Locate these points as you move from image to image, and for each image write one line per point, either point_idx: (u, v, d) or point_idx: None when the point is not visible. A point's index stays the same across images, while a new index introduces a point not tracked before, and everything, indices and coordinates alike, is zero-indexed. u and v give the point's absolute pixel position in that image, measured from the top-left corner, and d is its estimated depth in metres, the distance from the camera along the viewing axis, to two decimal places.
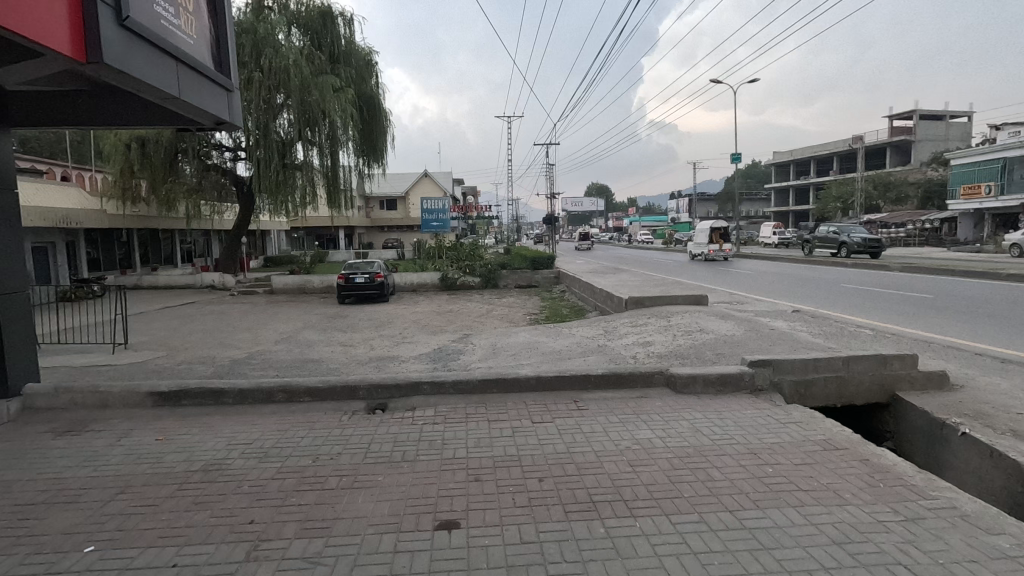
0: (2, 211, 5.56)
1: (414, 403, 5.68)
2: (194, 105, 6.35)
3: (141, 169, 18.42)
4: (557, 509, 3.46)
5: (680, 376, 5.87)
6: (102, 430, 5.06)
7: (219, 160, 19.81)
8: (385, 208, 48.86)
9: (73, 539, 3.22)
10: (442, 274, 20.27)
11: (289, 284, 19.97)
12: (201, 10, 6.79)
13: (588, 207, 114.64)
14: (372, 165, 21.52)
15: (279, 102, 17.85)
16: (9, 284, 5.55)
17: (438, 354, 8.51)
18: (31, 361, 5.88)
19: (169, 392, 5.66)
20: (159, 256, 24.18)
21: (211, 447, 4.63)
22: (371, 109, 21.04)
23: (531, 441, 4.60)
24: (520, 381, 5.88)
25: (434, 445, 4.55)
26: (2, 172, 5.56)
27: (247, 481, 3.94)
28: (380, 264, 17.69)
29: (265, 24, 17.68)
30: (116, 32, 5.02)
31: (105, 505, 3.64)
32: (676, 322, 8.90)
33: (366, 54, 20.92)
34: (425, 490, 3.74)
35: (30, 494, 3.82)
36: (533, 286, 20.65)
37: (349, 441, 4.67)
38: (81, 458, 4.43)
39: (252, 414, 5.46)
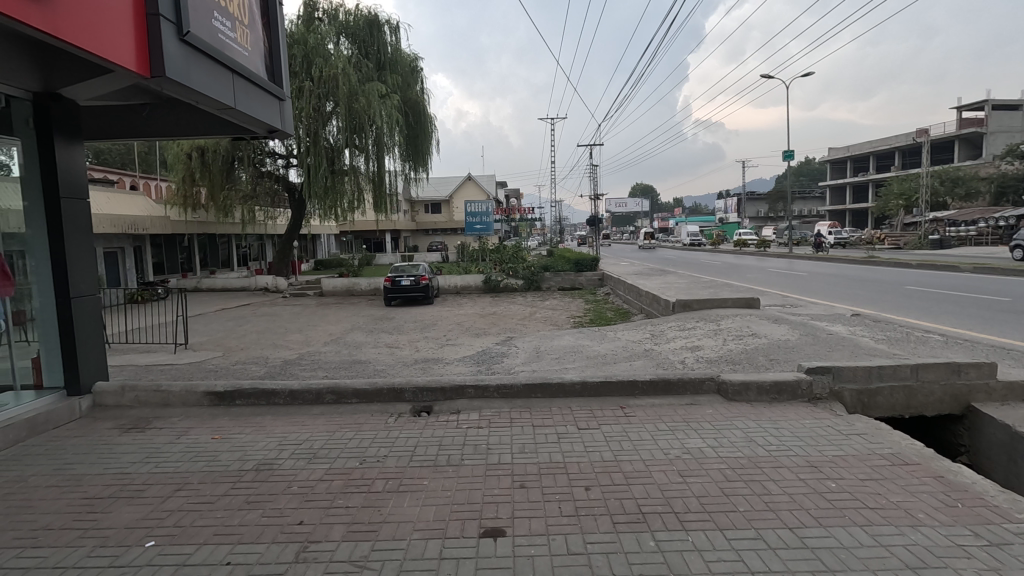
0: (77, 219, 5.92)
1: (458, 406, 5.69)
2: (248, 113, 6.57)
3: (201, 177, 19.34)
4: (604, 519, 3.37)
5: (733, 383, 5.63)
6: (163, 428, 5.29)
7: (273, 167, 20.60)
8: (430, 211, 49.75)
9: (135, 533, 3.36)
10: (485, 276, 20.30)
11: (337, 287, 20.52)
12: (256, 23, 7.04)
13: (632, 207, 113.26)
14: (418, 170, 21.83)
15: (328, 110, 18.44)
16: (80, 288, 5.90)
17: (481, 357, 8.52)
18: (102, 361, 6.22)
19: (224, 392, 5.88)
20: (218, 260, 25.36)
21: (263, 446, 4.75)
22: (416, 114, 21.35)
23: (577, 448, 4.50)
24: (565, 386, 5.80)
25: (479, 450, 4.52)
26: (75, 182, 5.90)
27: (296, 482, 4.02)
28: (425, 266, 17.91)
29: (315, 34, 18.32)
30: (177, 47, 5.25)
31: (165, 501, 3.79)
32: (726, 326, 8.59)
33: (411, 60, 21.31)
34: (470, 496, 3.71)
35: (98, 488, 4.01)
36: (577, 288, 20.49)
37: (395, 444, 4.71)
38: (143, 455, 4.64)
39: (302, 415, 5.59)
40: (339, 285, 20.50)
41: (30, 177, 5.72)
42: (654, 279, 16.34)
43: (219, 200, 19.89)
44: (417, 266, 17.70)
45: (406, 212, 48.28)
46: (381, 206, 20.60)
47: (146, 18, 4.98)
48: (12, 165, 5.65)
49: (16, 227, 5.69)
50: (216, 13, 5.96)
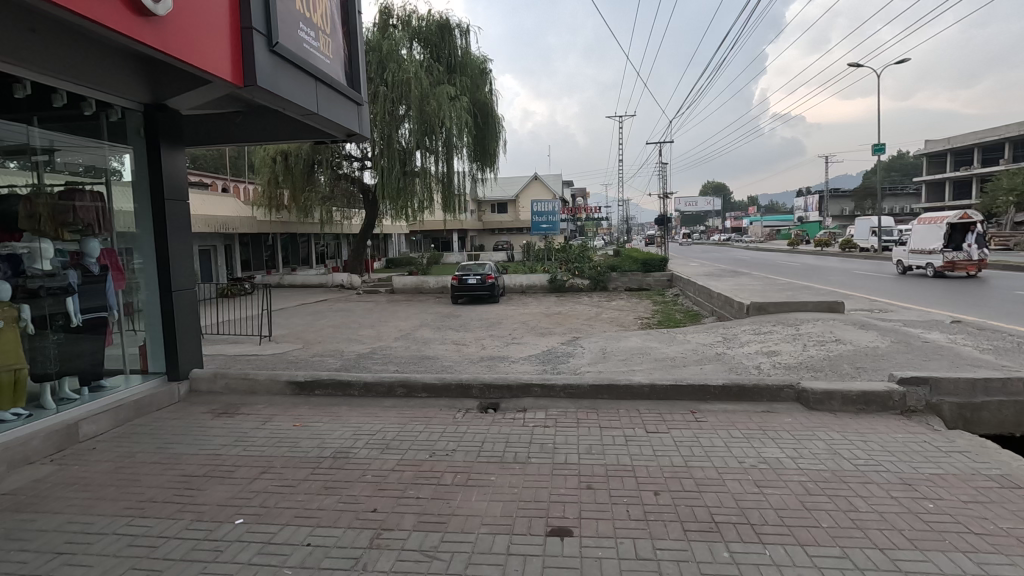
0: (178, 219, 6.43)
1: (525, 404, 5.72)
2: (329, 118, 6.91)
3: (284, 179, 20.54)
4: (675, 526, 3.27)
5: (814, 392, 5.31)
6: (250, 414, 5.67)
7: (349, 170, 21.49)
8: (497, 211, 50.27)
9: (226, 511, 3.61)
10: (551, 276, 20.24)
11: (407, 285, 21.14)
12: (337, 32, 7.39)
13: (703, 207, 109.33)
14: (485, 170, 22.08)
15: (401, 114, 19.04)
16: (180, 282, 6.43)
17: (547, 356, 8.51)
18: (196, 350, 6.72)
19: (305, 382, 6.22)
20: (298, 257, 26.87)
21: (339, 435, 4.99)
22: (484, 115, 21.62)
23: (646, 452, 4.41)
24: (633, 389, 5.71)
25: (545, 449, 4.53)
26: (176, 185, 6.41)
27: (370, 471, 4.18)
28: (491, 265, 18.12)
29: (389, 41, 18.96)
30: (267, 57, 5.61)
31: (252, 482, 4.05)
32: (807, 332, 8.10)
33: (481, 62, 21.61)
34: (537, 494, 3.72)
35: (194, 467, 4.36)
36: (644, 289, 20.02)
37: (463, 439, 4.80)
38: (233, 438, 5.00)
39: (375, 407, 5.83)
40: (409, 283, 21.13)
41: (139, 182, 6.21)
42: (728, 280, 15.70)
43: (301, 202, 21.03)
44: (484, 266, 17.93)
45: (472, 212, 49.27)
46: (450, 206, 21.04)
47: (240, 31, 5.34)
48: (123, 170, 6.16)
49: (126, 227, 6.23)
50: (302, 24, 6.32)
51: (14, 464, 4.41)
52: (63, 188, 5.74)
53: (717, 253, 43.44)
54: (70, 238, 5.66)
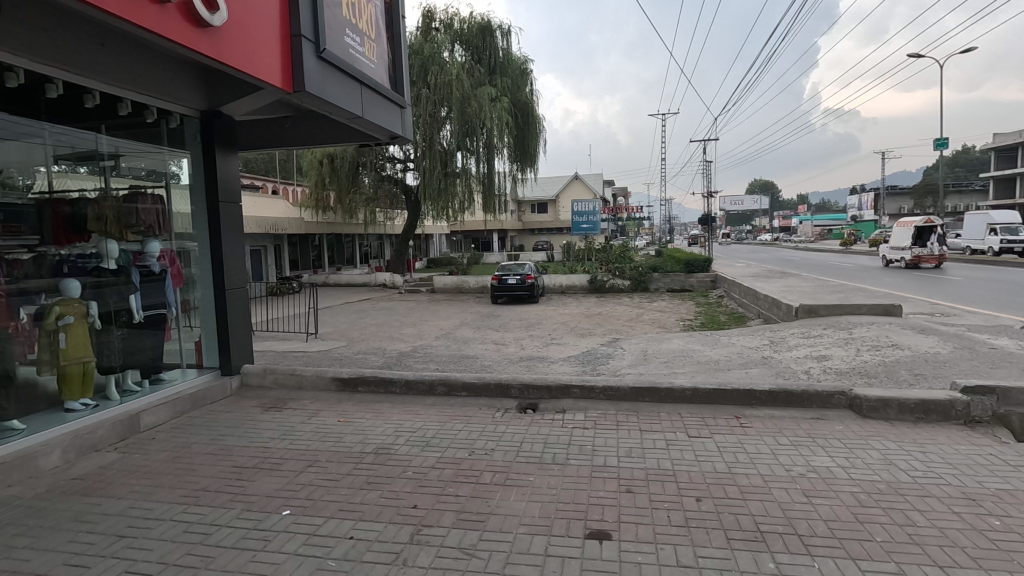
0: (231, 220, 6.70)
1: (564, 405, 5.70)
2: (374, 121, 7.07)
3: (331, 181, 21.15)
4: (718, 534, 3.19)
5: (867, 399, 5.08)
6: (297, 409, 5.87)
7: (392, 171, 21.92)
8: (537, 211, 50.23)
9: (274, 502, 3.75)
10: (591, 276, 20.07)
11: (447, 284, 21.40)
12: (381, 37, 7.56)
13: (749, 205, 106.17)
14: (526, 170, 22.09)
15: (443, 115, 19.30)
16: (232, 281, 6.70)
17: (587, 357, 8.45)
18: (248, 346, 6.99)
19: (349, 378, 6.39)
20: (343, 257, 27.62)
21: (381, 431, 5.10)
22: (525, 115, 21.64)
23: (688, 456, 4.32)
24: (675, 392, 5.60)
25: (584, 450, 4.50)
26: (229, 188, 6.67)
27: (411, 467, 4.25)
28: (531, 265, 18.13)
29: (432, 44, 19.24)
30: (315, 63, 5.78)
31: (298, 475, 4.19)
32: (860, 336, 7.75)
33: (522, 62, 21.64)
34: (575, 496, 3.70)
35: (245, 458, 4.55)
36: (687, 290, 19.61)
37: (502, 438, 4.83)
38: (281, 432, 5.18)
39: (415, 404, 5.93)
40: (450, 282, 21.36)
41: (195, 185, 6.54)
42: (775, 282, 15.18)
43: (346, 203, 21.59)
44: (523, 266, 17.95)
45: (513, 212, 49.46)
46: (490, 207, 21.17)
47: (289, 39, 5.53)
48: (181, 174, 6.50)
49: (184, 229, 6.55)
50: (348, 30, 6.49)
51: (82, 451, 4.70)
52: (127, 192, 6.10)
53: (764, 254, 42.05)
54: (133, 239, 6.01)
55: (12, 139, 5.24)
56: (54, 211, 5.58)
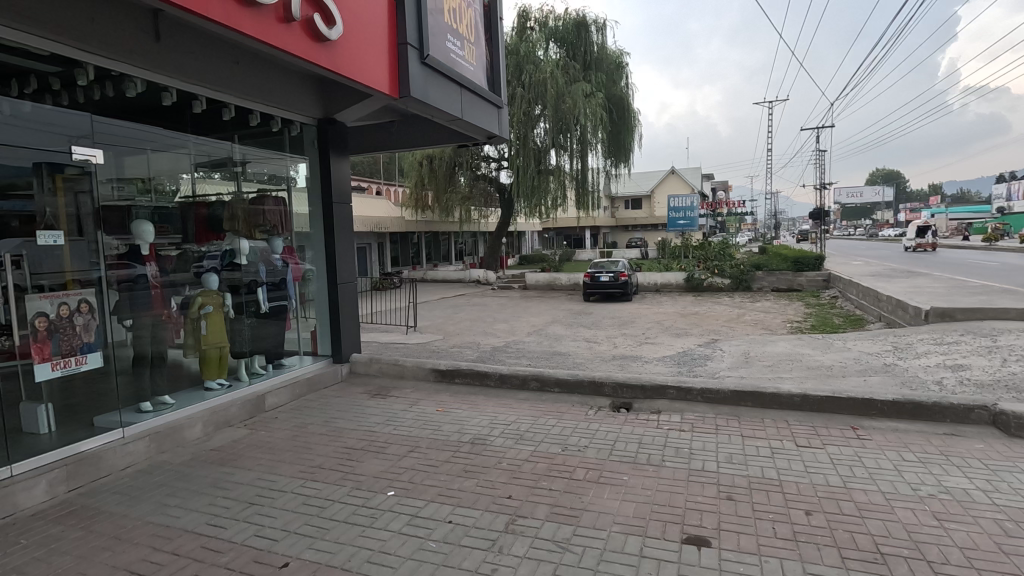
0: (342, 220, 7.22)
1: (659, 406, 5.57)
2: (472, 123, 7.28)
3: (429, 182, 22.05)
4: (830, 551, 2.97)
5: (1015, 416, 4.47)
6: (399, 397, 6.23)
7: (487, 170, 22.40)
8: (631, 207, 49.11)
9: (380, 482, 4.01)
10: (688, 274, 19.28)
11: (539, 281, 21.54)
12: (480, 40, 7.76)
13: (869, 198, 96.70)
14: (620, 166, 21.67)
15: (537, 113, 19.38)
16: (343, 276, 7.22)
17: (684, 358, 8.16)
18: (356, 336, 7.50)
19: (446, 369, 6.66)
20: (439, 254, 28.74)
21: (477, 422, 5.28)
22: (620, 110, 21.22)
23: (796, 467, 4.05)
24: (781, 398, 5.26)
25: (681, 453, 4.36)
26: (341, 190, 7.18)
27: (506, 459, 4.36)
28: (624, 262, 17.77)
29: (526, 43, 19.44)
30: (419, 69, 6.08)
31: (401, 459, 4.45)
32: (1007, 344, 6.82)
33: (617, 56, 21.24)
34: (672, 499, 3.60)
35: (354, 440, 4.91)
36: (795, 290, 18.27)
37: (596, 436, 4.81)
38: (385, 417, 5.53)
39: (510, 398, 6.06)
40: (541, 279, 21.46)
41: (312, 188, 7.11)
42: (900, 282, 13.72)
43: (443, 202, 22.39)
44: (617, 263, 17.63)
45: (606, 208, 48.76)
46: (583, 203, 20.98)
47: (397, 47, 5.85)
48: (299, 178, 7.07)
49: (303, 228, 7.17)
50: (450, 35, 6.74)
51: (218, 425, 5.32)
52: (255, 195, 6.75)
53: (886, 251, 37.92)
54: (261, 237, 6.69)
55: (162, 149, 5.82)
56: (196, 213, 6.19)
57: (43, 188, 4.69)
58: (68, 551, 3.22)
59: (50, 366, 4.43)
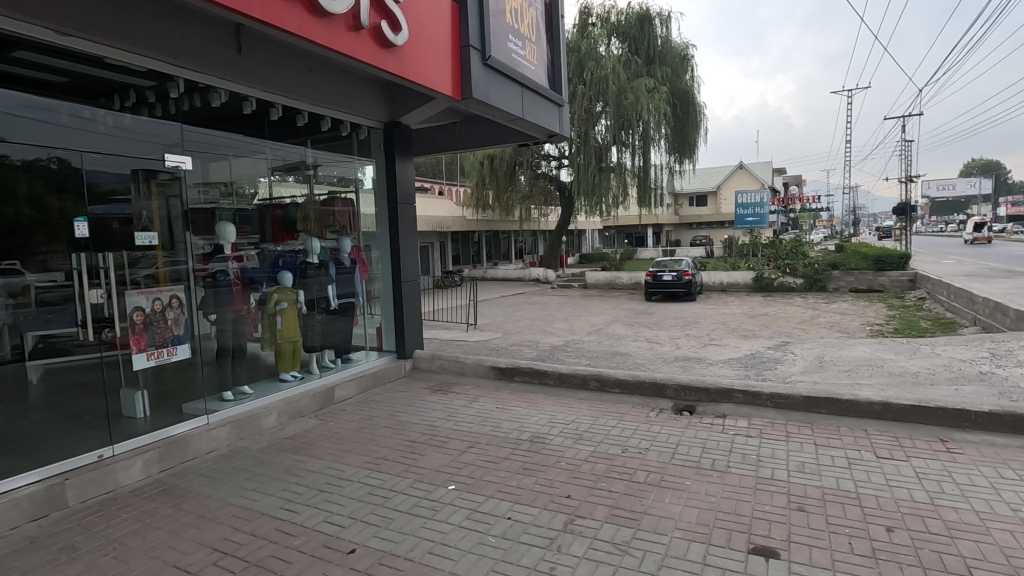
0: (406, 220, 7.43)
1: (725, 410, 5.37)
2: (533, 122, 7.30)
3: (490, 181, 22.28)
4: (914, 572, 2.76)
5: None
6: (459, 393, 6.35)
7: (547, 169, 22.39)
8: (695, 204, 47.58)
9: (441, 476, 4.11)
10: (757, 274, 18.45)
11: (599, 280, 21.27)
12: (542, 38, 7.77)
13: (963, 191, 88.87)
14: (684, 161, 21.04)
15: (598, 110, 19.13)
16: (407, 274, 7.44)
17: (752, 360, 7.82)
18: (419, 333, 7.70)
19: (505, 367, 6.72)
20: (500, 252, 29.01)
21: (536, 421, 5.30)
22: (684, 104, 20.61)
23: (875, 479, 3.80)
24: (859, 405, 4.95)
25: (748, 460, 4.20)
26: (405, 191, 7.39)
27: (565, 458, 4.35)
28: (688, 261, 17.22)
29: (588, 40, 19.26)
30: (481, 70, 6.16)
31: (461, 454, 4.54)
32: None
33: (683, 49, 20.63)
34: (738, 507, 3.47)
35: (416, 434, 5.05)
36: (876, 291, 17.06)
37: (657, 439, 4.71)
38: (446, 413, 5.65)
39: (569, 398, 6.04)
40: (602, 278, 21.19)
41: (378, 189, 7.34)
42: (999, 283, 12.52)
43: (504, 201, 22.57)
44: (680, 262, 17.14)
45: (669, 205, 47.53)
46: (645, 201, 20.53)
47: (460, 50, 5.97)
48: (365, 179, 7.30)
49: (370, 228, 7.39)
50: (511, 36, 6.79)
51: (292, 415, 5.61)
52: (325, 197, 6.99)
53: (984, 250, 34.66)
54: (331, 237, 6.90)
55: (243, 155, 6.28)
56: (272, 215, 6.56)
57: (140, 193, 5.10)
58: (161, 526, 3.50)
59: (145, 357, 4.84)
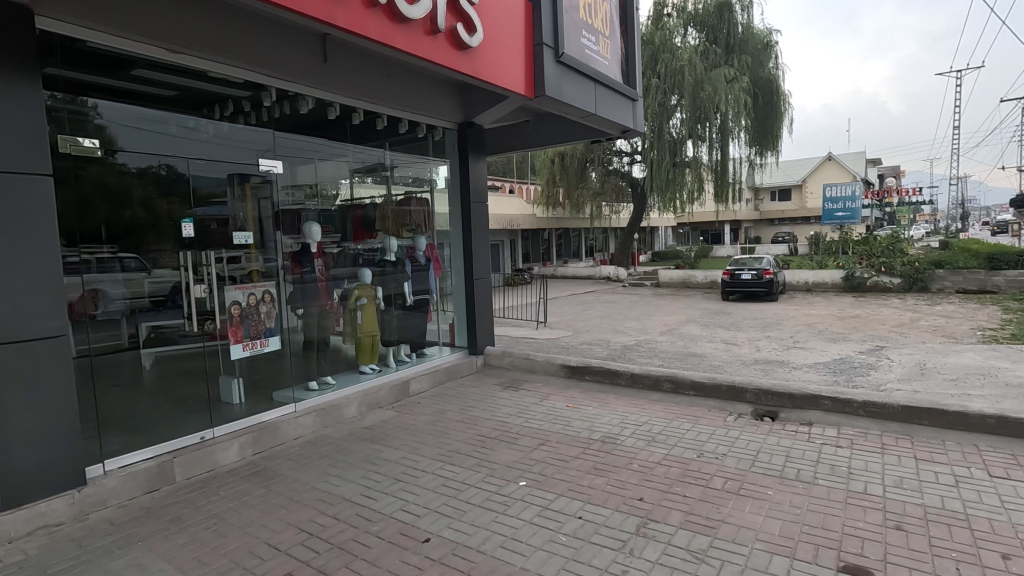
0: (478, 218, 7.52)
1: (811, 417, 5.06)
2: (606, 118, 7.16)
3: (560, 178, 22.21)
4: None
5: None
6: (530, 391, 6.38)
7: (619, 165, 22.05)
8: (778, 199, 45.06)
9: (512, 472, 4.15)
10: (847, 273, 17.21)
11: (673, 279, 20.66)
12: (616, 32, 7.61)
13: None
14: (765, 154, 19.99)
15: (673, 103, 18.55)
16: (478, 272, 7.55)
17: (841, 365, 7.30)
18: (490, 329, 7.79)
19: (576, 366, 6.68)
20: (570, 250, 28.90)
21: (608, 421, 5.22)
22: (767, 94, 19.55)
23: (988, 501, 3.44)
24: (969, 418, 4.49)
25: (837, 472, 3.93)
26: (477, 190, 7.48)
27: (637, 460, 4.27)
28: (769, 259, 16.32)
29: (663, 31, 18.73)
30: (554, 68, 6.14)
31: (532, 451, 4.56)
32: None
33: (765, 35, 19.56)
34: (826, 521, 3.26)
35: (488, 429, 5.13)
36: (988, 292, 15.41)
37: (735, 444, 4.51)
38: (517, 410, 5.70)
39: (642, 399, 5.91)
40: (675, 277, 20.56)
41: (452, 189, 7.53)
42: None
43: (574, 198, 22.38)
44: (761, 260, 16.30)
45: (748, 200, 45.31)
46: (723, 196, 19.70)
47: (533, 48, 5.98)
48: (439, 179, 7.52)
49: (444, 226, 7.59)
50: (585, 31, 6.70)
51: (370, 406, 5.87)
52: (402, 197, 7.30)
53: None
54: (407, 236, 7.24)
55: (328, 158, 6.49)
56: (353, 215, 6.88)
57: (235, 196, 5.59)
58: (254, 505, 3.77)
59: (242, 347, 5.26)
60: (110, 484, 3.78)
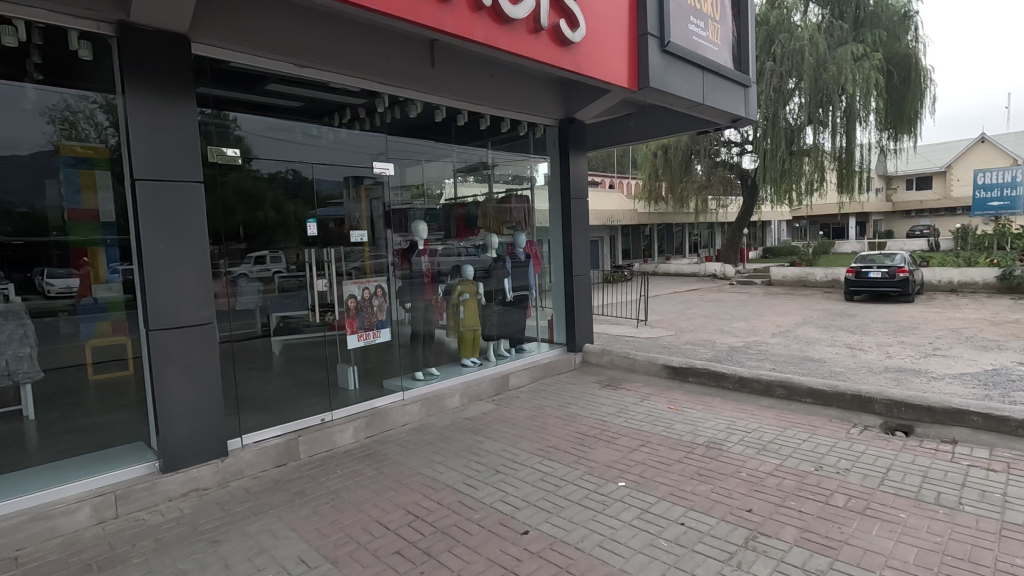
0: (577, 214, 7.47)
1: (954, 435, 4.48)
2: (715, 107, 6.79)
3: (663, 172, 21.44)
4: None
5: None
6: (629, 390, 6.25)
7: (727, 156, 20.85)
8: (915, 188, 40.16)
9: (611, 472, 4.10)
10: (1003, 271, 14.96)
11: (787, 277, 19.18)
12: (727, 16, 7.18)
13: None
14: (900, 138, 17.90)
15: (790, 88, 17.17)
16: (577, 268, 7.50)
17: (995, 377, 6.36)
18: (589, 326, 7.72)
19: (679, 367, 6.44)
20: (672, 246, 27.82)
21: (713, 425, 4.98)
22: (904, 71, 17.47)
23: None
24: None
25: (989, 499, 3.44)
26: (576, 185, 7.44)
27: (746, 469, 4.03)
28: (904, 256, 14.62)
29: (779, 11, 17.42)
30: (659, 57, 5.93)
31: (632, 452, 4.46)
32: None
33: (903, 5, 17.49)
34: (974, 554, 2.87)
35: (586, 427, 5.09)
36: None
37: (860, 459, 4.11)
38: (616, 409, 5.60)
39: (751, 404, 5.56)
40: (790, 274, 19.07)
41: (552, 186, 7.53)
42: None
43: (677, 193, 21.50)
44: (893, 256, 14.64)
45: (878, 190, 40.87)
46: (848, 186, 17.94)
47: (637, 39, 5.81)
48: (539, 176, 7.56)
49: (543, 223, 7.64)
50: (692, 17, 6.39)
51: (472, 398, 6.07)
52: (503, 194, 7.47)
53: None
54: (507, 233, 7.39)
55: (433, 159, 6.80)
56: (457, 213, 7.06)
57: (352, 198, 6.06)
58: (367, 485, 4.05)
59: (356, 337, 5.64)
60: (247, 457, 4.25)
